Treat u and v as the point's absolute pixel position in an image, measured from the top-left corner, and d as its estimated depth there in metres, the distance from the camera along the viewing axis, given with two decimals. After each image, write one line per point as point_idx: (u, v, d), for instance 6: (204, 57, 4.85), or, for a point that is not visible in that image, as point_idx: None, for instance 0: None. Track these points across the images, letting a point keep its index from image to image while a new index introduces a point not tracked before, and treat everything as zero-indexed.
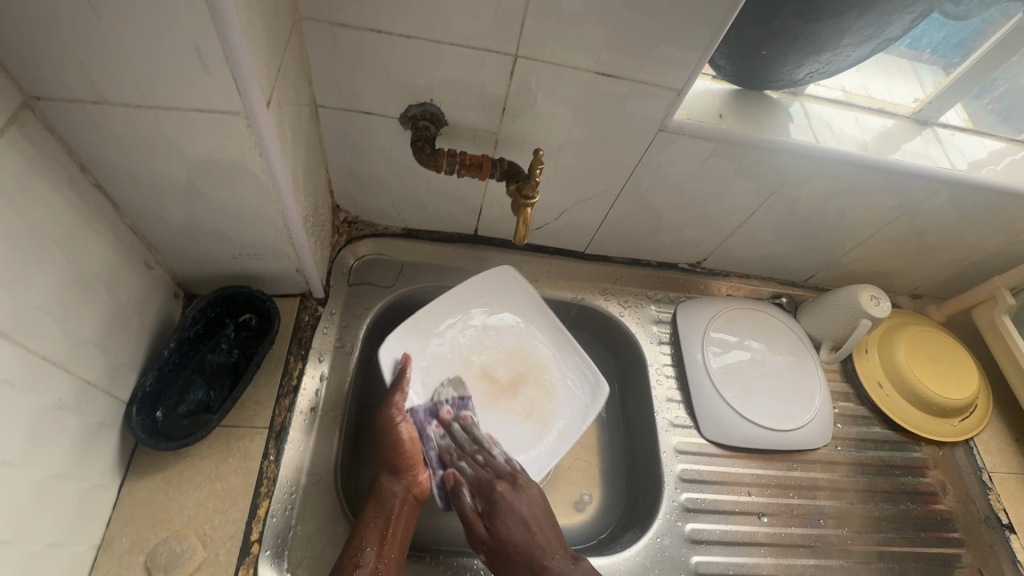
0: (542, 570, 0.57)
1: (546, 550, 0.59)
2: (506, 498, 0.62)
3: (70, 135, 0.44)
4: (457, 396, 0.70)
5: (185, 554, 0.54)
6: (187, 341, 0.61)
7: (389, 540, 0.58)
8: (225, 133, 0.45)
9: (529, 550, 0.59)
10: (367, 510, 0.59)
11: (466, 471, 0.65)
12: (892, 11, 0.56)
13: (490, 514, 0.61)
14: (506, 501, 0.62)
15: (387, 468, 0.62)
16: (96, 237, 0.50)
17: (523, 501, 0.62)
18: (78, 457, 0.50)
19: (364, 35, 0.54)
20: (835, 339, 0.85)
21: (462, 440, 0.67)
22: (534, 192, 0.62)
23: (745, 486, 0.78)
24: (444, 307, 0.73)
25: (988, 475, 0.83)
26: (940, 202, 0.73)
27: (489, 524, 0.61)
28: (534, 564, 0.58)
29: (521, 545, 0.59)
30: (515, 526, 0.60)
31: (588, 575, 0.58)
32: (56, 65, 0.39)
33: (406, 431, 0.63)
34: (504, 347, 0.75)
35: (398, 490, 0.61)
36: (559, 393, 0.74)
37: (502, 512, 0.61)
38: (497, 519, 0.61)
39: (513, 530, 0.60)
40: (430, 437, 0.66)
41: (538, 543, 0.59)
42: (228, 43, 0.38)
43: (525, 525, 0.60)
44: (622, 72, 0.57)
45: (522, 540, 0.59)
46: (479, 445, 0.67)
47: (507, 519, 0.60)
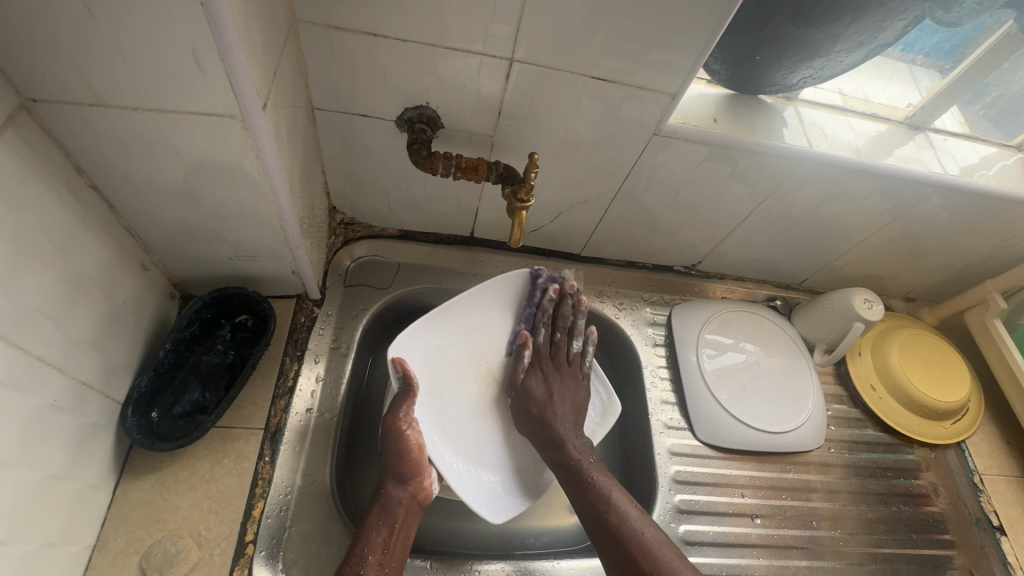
0: (549, 425, 0.69)
1: (562, 418, 0.69)
2: (547, 371, 0.73)
3: (66, 136, 0.45)
4: (577, 284, 0.75)
5: (180, 555, 0.55)
6: (183, 342, 0.61)
7: (393, 546, 0.58)
8: (221, 135, 0.45)
9: (547, 410, 0.70)
10: (372, 518, 0.59)
11: (536, 335, 0.75)
12: (884, 17, 0.57)
13: (530, 371, 0.73)
14: (552, 375, 0.72)
15: (393, 476, 0.62)
16: (91, 238, 0.50)
17: (563, 383, 0.72)
18: (73, 458, 0.50)
19: (360, 38, 0.54)
20: (828, 342, 0.86)
21: (562, 312, 0.75)
22: (529, 195, 0.62)
23: (739, 488, 0.78)
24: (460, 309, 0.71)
25: (980, 477, 0.84)
26: (932, 206, 0.74)
27: (524, 378, 0.73)
28: (543, 420, 0.69)
29: (542, 405, 0.70)
30: (540, 388, 0.71)
31: (585, 448, 0.68)
32: (52, 67, 0.39)
33: (414, 438, 0.62)
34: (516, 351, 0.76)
35: (402, 497, 0.61)
36: None
37: (540, 377, 0.72)
38: (532, 379, 0.72)
39: (542, 392, 0.71)
40: (534, 290, 0.74)
41: (554, 409, 0.70)
42: (225, 46, 0.38)
43: (552, 394, 0.71)
44: (617, 76, 0.57)
45: (541, 400, 0.70)
46: (558, 322, 0.75)
47: (541, 381, 0.72)
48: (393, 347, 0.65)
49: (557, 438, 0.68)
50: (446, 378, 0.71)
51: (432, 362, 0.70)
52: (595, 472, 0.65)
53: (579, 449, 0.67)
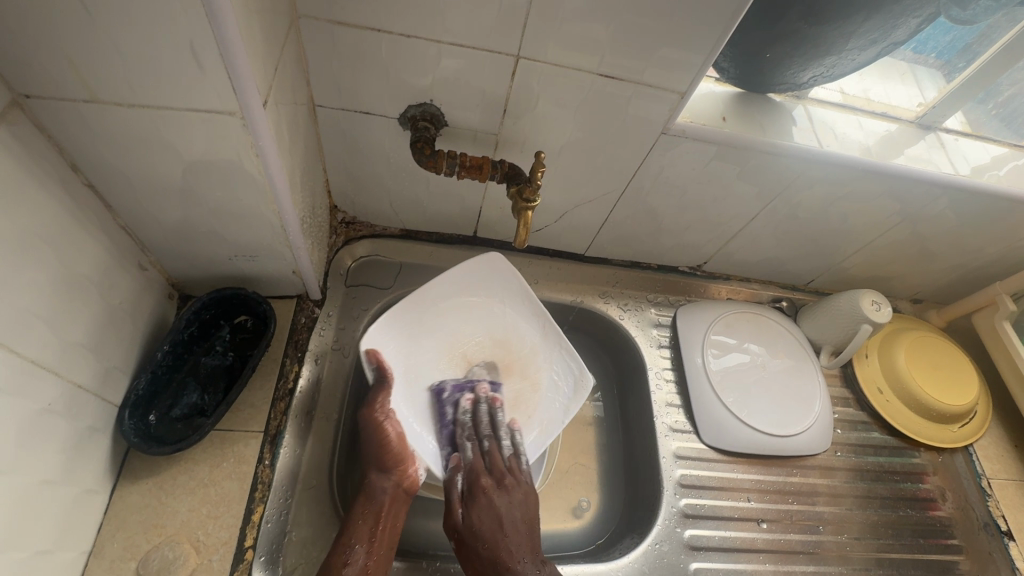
0: (503, 568, 0.58)
1: (513, 548, 0.60)
2: (488, 489, 0.63)
3: (59, 133, 0.43)
4: (489, 382, 0.72)
5: (178, 561, 0.54)
6: (181, 344, 0.60)
7: (379, 535, 0.57)
8: (220, 133, 0.44)
9: (499, 546, 0.59)
10: (357, 508, 0.58)
11: (466, 454, 0.65)
12: (897, 15, 0.56)
13: (469, 503, 0.62)
14: (493, 496, 0.62)
15: (377, 464, 0.60)
16: (87, 238, 0.49)
17: (508, 501, 0.62)
18: (69, 462, 0.49)
19: (362, 33, 0.53)
20: (835, 344, 0.85)
21: (480, 420, 0.68)
22: (535, 195, 0.61)
23: (745, 492, 0.77)
24: (430, 298, 0.71)
25: (988, 481, 0.83)
26: (942, 208, 0.73)
27: (466, 509, 0.62)
28: (496, 565, 0.59)
29: (493, 544, 0.59)
30: (486, 520, 0.61)
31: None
32: (44, 62, 0.38)
33: (393, 430, 0.61)
34: (489, 337, 0.74)
35: (387, 486, 0.59)
36: (541, 383, 0.73)
37: (484, 504, 0.61)
38: (475, 512, 0.61)
39: (489, 523, 0.60)
40: (442, 404, 0.69)
41: (505, 544, 0.60)
42: (223, 41, 0.37)
43: (500, 522, 0.61)
44: (626, 74, 0.56)
45: (490, 537, 0.60)
46: (483, 433, 0.67)
47: (485, 511, 0.61)
48: (369, 339, 0.65)
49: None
50: (417, 368, 0.69)
51: (402, 353, 0.68)
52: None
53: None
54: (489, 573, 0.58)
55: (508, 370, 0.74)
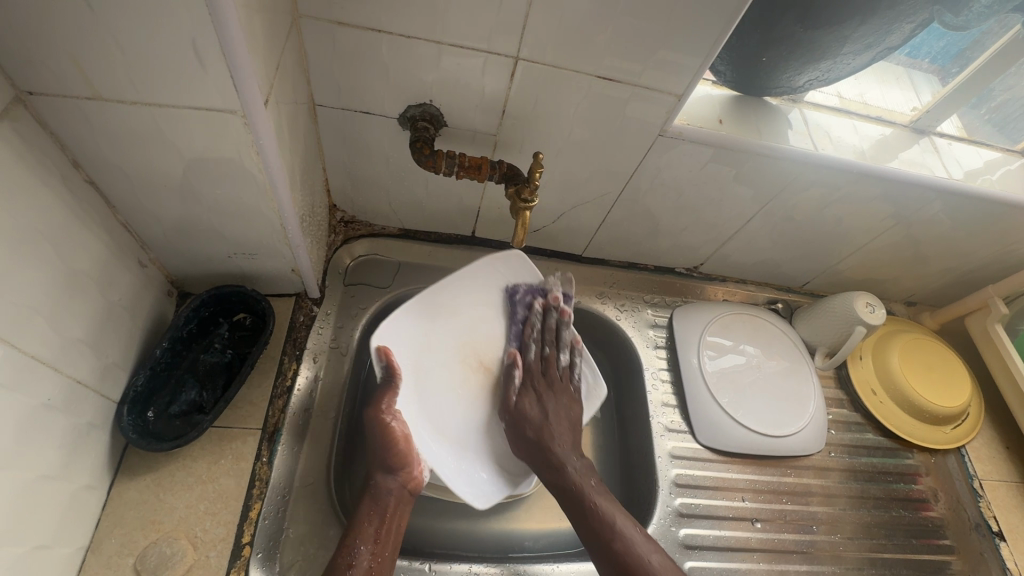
0: (548, 450, 0.65)
1: (558, 438, 0.66)
2: (538, 391, 0.69)
3: (61, 130, 0.44)
4: (563, 293, 0.73)
5: (175, 556, 0.54)
6: (180, 341, 0.60)
7: (385, 536, 0.57)
8: (221, 131, 0.45)
9: (546, 433, 0.66)
10: (362, 508, 0.58)
11: (528, 351, 0.71)
12: (891, 20, 0.57)
13: (524, 393, 0.69)
14: (551, 394, 0.69)
15: (382, 466, 0.60)
16: (87, 235, 0.49)
17: (557, 403, 0.69)
18: (67, 457, 0.49)
19: (363, 34, 0.53)
20: (829, 346, 0.85)
21: (548, 325, 0.72)
22: (532, 195, 0.62)
23: (740, 492, 0.78)
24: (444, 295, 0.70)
25: (979, 482, 0.84)
26: (935, 211, 0.74)
27: (520, 398, 0.68)
28: (540, 446, 0.66)
29: (542, 430, 0.66)
30: (536, 409, 0.68)
31: (585, 470, 0.65)
32: (47, 59, 0.38)
33: (400, 429, 0.61)
34: (506, 337, 0.73)
35: (393, 487, 0.59)
36: (552, 386, 0.73)
37: (535, 397, 0.69)
38: (527, 401, 0.68)
39: (539, 415, 0.67)
40: (515, 306, 0.72)
41: (551, 431, 0.67)
42: (226, 39, 0.37)
43: (550, 415, 0.68)
44: (623, 76, 0.57)
45: (538, 423, 0.67)
46: (542, 335, 0.72)
47: (539, 403, 0.68)
48: (379, 335, 0.64)
49: (558, 465, 0.65)
50: (430, 367, 0.68)
51: (414, 353, 0.67)
52: (600, 498, 0.63)
53: (580, 471, 0.65)
54: (529, 440, 0.66)
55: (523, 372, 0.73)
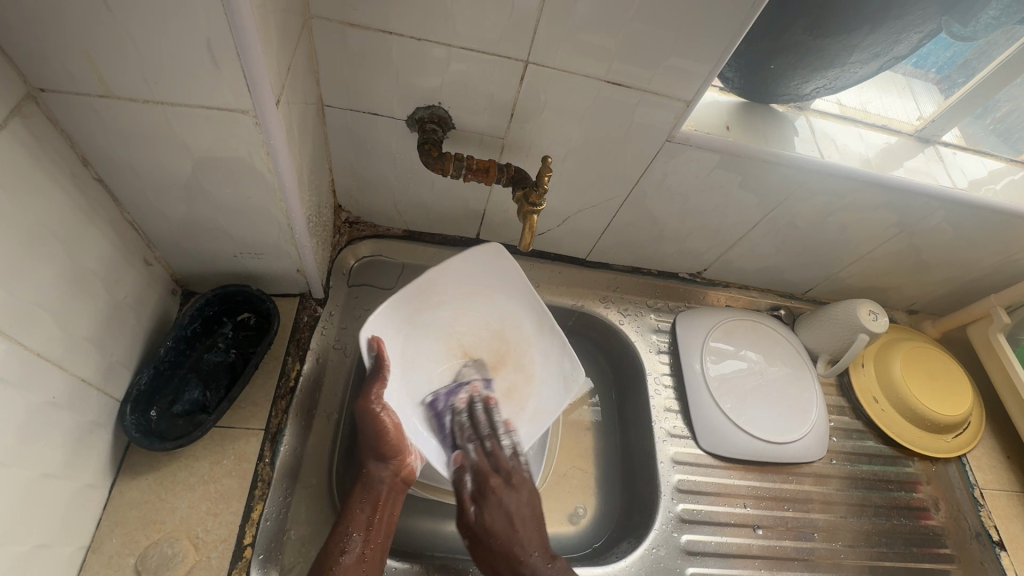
0: (516, 564, 0.60)
1: (521, 542, 0.61)
2: (494, 493, 0.64)
3: (71, 127, 0.43)
4: (482, 381, 0.72)
5: (177, 558, 0.53)
6: (184, 339, 0.60)
7: (377, 524, 0.58)
8: (232, 131, 0.45)
9: (513, 542, 0.61)
10: (355, 497, 0.58)
11: (470, 453, 0.67)
12: (900, 29, 0.57)
13: (481, 502, 0.63)
14: (504, 492, 0.64)
15: (373, 454, 0.60)
16: (95, 232, 0.49)
17: (509, 500, 0.63)
18: (70, 456, 0.49)
19: (373, 35, 0.53)
20: (832, 353, 0.85)
21: (478, 419, 0.69)
22: (541, 199, 0.61)
23: (742, 498, 0.78)
24: (428, 287, 0.69)
25: (980, 492, 0.84)
26: (938, 220, 0.74)
27: (479, 508, 0.63)
28: (510, 566, 0.60)
29: (506, 537, 0.61)
30: (498, 517, 0.62)
31: (562, 574, 0.59)
32: (60, 57, 0.38)
33: (390, 421, 0.60)
34: (485, 326, 0.73)
35: (385, 476, 0.60)
36: (535, 375, 0.73)
37: (493, 503, 0.63)
38: (486, 511, 0.63)
39: (502, 521, 0.62)
40: (441, 414, 0.68)
41: (518, 539, 0.61)
42: (240, 40, 0.37)
43: (511, 517, 0.62)
44: (632, 82, 0.57)
45: (505, 534, 0.61)
46: (478, 433, 0.68)
47: (496, 511, 0.62)
48: (371, 325, 0.63)
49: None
50: (414, 351, 0.69)
51: (400, 343, 0.67)
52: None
53: None
54: (504, 570, 0.60)
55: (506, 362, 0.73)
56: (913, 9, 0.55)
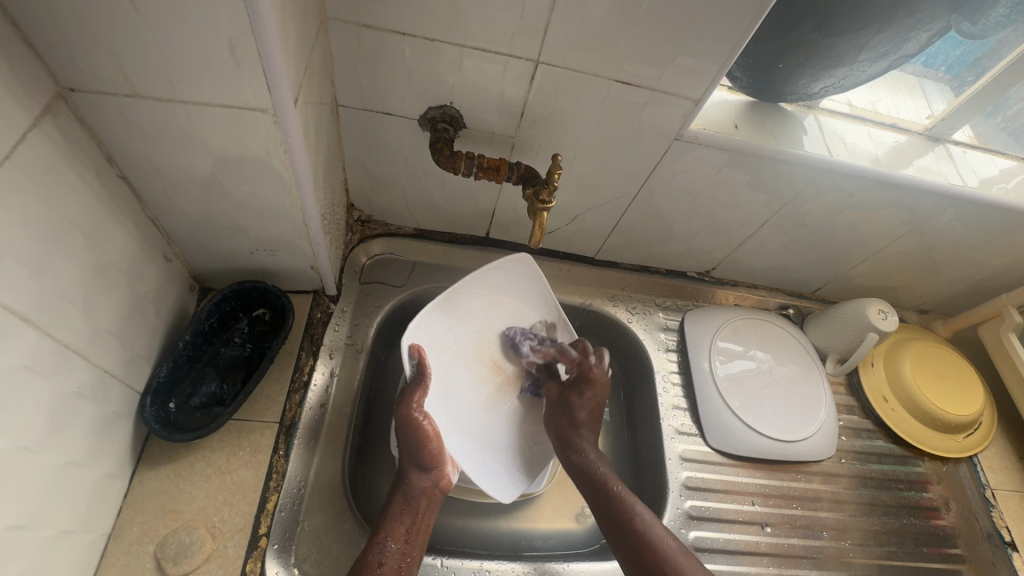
0: (576, 435, 0.67)
1: (588, 430, 0.68)
2: (582, 389, 0.69)
3: (98, 125, 0.45)
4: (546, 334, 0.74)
5: (194, 546, 0.55)
6: (201, 335, 0.61)
7: (414, 536, 0.58)
8: (251, 130, 0.46)
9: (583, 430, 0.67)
10: (394, 508, 0.59)
11: (570, 351, 0.71)
12: (908, 28, 0.57)
13: (570, 393, 0.69)
14: (594, 386, 0.69)
15: (415, 465, 0.61)
16: (118, 229, 0.50)
17: (596, 392, 0.69)
18: (93, 445, 0.51)
19: (388, 36, 0.55)
20: (841, 352, 0.85)
21: (564, 348, 0.71)
22: (550, 197, 0.62)
23: (749, 496, 0.78)
24: (461, 294, 0.70)
25: (991, 492, 0.83)
26: (949, 219, 0.74)
27: (566, 393, 0.70)
28: (567, 438, 0.68)
29: (584, 423, 0.68)
30: (581, 409, 0.68)
31: (603, 459, 0.67)
32: (90, 58, 0.39)
33: (431, 428, 0.61)
34: (513, 337, 0.74)
35: (425, 487, 0.60)
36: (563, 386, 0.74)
37: (585, 391, 0.68)
38: (574, 397, 0.69)
39: (582, 411, 0.68)
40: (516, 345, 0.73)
41: (580, 424, 0.68)
42: (262, 41, 0.39)
43: (592, 408, 0.69)
44: (642, 81, 0.58)
45: (576, 420, 0.68)
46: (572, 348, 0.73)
47: (583, 399, 0.68)
48: (409, 335, 0.64)
49: (578, 451, 0.66)
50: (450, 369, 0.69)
51: (436, 351, 0.67)
52: (614, 478, 0.65)
53: (596, 459, 0.66)
54: (563, 439, 0.67)
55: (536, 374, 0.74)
56: (922, 7, 0.55)
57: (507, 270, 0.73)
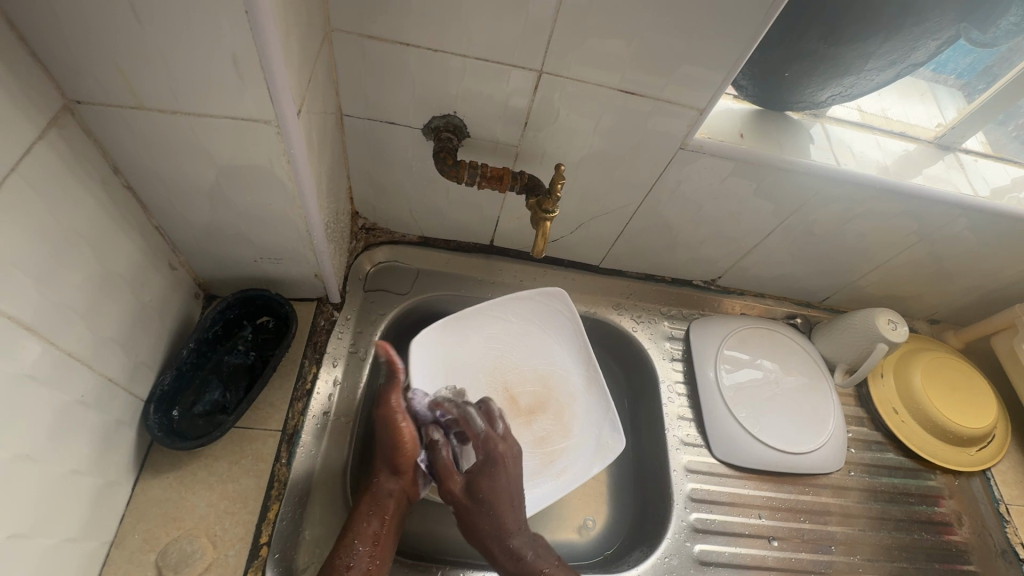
0: (502, 539, 0.60)
1: (508, 521, 0.60)
2: (490, 469, 0.62)
3: (105, 137, 0.45)
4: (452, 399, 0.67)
5: (195, 554, 0.55)
6: (206, 342, 0.62)
7: (383, 539, 0.57)
8: (254, 141, 0.46)
9: (505, 521, 0.60)
10: (361, 508, 0.58)
11: (475, 424, 0.63)
12: (916, 37, 0.56)
13: (485, 473, 0.62)
14: (504, 465, 0.62)
15: (387, 467, 0.61)
16: (123, 237, 0.51)
17: (506, 475, 0.62)
18: (96, 453, 0.51)
19: (391, 47, 0.55)
20: (850, 363, 0.84)
21: (469, 421, 0.64)
22: (554, 206, 0.62)
23: (756, 509, 0.77)
24: (484, 317, 0.75)
25: (1006, 507, 0.81)
26: (961, 228, 0.73)
27: (474, 484, 0.61)
28: (492, 543, 0.60)
29: (502, 520, 0.60)
30: (496, 493, 0.61)
31: (542, 551, 0.61)
32: (97, 71, 0.40)
33: (408, 431, 0.60)
34: (532, 371, 0.75)
35: (393, 489, 0.60)
36: (571, 430, 0.73)
37: (499, 476, 0.62)
38: (484, 481, 0.61)
39: (500, 499, 0.61)
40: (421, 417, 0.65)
41: (507, 518, 0.60)
42: (265, 55, 0.39)
43: (508, 501, 0.61)
44: (645, 90, 0.57)
45: (495, 514, 0.60)
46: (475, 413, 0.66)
47: (500, 480, 0.61)
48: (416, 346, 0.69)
49: (511, 555, 0.60)
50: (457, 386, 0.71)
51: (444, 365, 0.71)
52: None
53: (538, 554, 0.60)
54: (490, 544, 0.60)
55: (544, 411, 0.74)
56: (931, 16, 0.54)
57: (536, 300, 0.77)
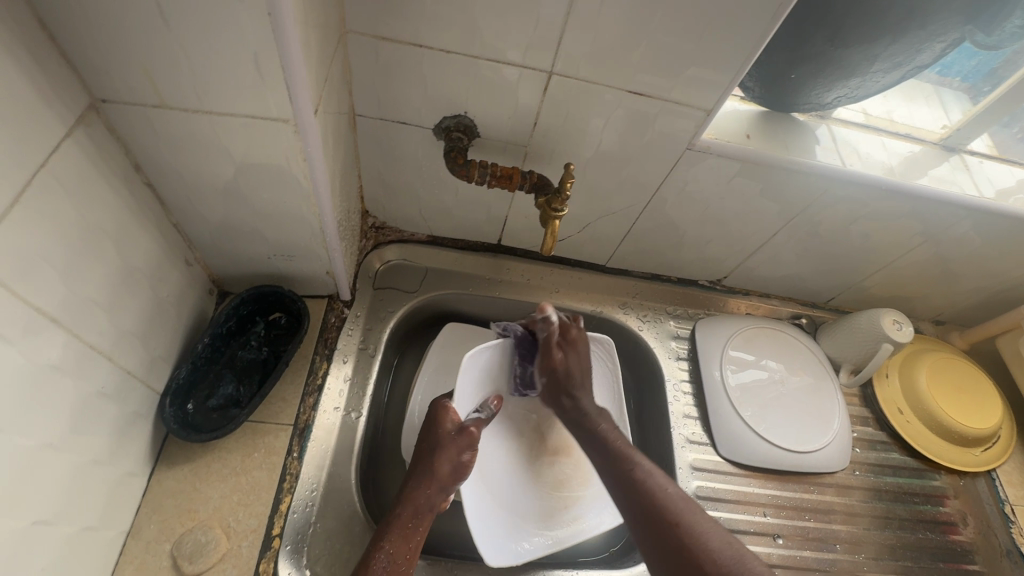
0: (574, 403, 0.70)
1: (580, 390, 0.70)
2: (568, 354, 0.71)
3: (127, 135, 0.47)
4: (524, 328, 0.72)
5: (209, 545, 0.56)
6: (220, 337, 0.63)
7: (414, 553, 0.57)
8: (272, 140, 0.47)
9: (574, 389, 0.70)
10: (401, 518, 0.58)
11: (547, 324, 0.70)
12: (921, 40, 0.57)
13: (560, 353, 0.71)
14: (575, 349, 0.71)
15: (439, 482, 0.61)
16: (143, 233, 0.52)
17: (577, 356, 0.71)
18: (115, 444, 0.52)
19: (404, 48, 0.56)
20: (855, 363, 0.84)
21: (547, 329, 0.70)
22: (562, 205, 0.63)
23: (761, 507, 0.77)
24: None
25: (1011, 508, 0.81)
26: (966, 230, 0.73)
27: (552, 363, 0.71)
28: (568, 408, 0.71)
29: (573, 386, 0.70)
30: (571, 370, 0.71)
31: (605, 417, 0.69)
32: (123, 71, 0.41)
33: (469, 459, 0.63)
34: None
35: (435, 504, 0.61)
36: (589, 481, 0.73)
37: (570, 356, 0.71)
38: (561, 361, 0.71)
39: (573, 372, 0.71)
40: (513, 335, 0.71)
41: (580, 385, 0.71)
42: (285, 56, 0.40)
43: (580, 371, 0.71)
44: (653, 91, 0.58)
45: (573, 382, 0.70)
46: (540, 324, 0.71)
47: (572, 359, 0.71)
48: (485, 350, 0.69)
49: (582, 417, 0.69)
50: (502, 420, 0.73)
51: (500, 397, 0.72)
52: (619, 440, 0.67)
53: (602, 419, 0.69)
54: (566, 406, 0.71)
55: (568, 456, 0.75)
56: (936, 19, 0.55)
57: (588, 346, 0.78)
